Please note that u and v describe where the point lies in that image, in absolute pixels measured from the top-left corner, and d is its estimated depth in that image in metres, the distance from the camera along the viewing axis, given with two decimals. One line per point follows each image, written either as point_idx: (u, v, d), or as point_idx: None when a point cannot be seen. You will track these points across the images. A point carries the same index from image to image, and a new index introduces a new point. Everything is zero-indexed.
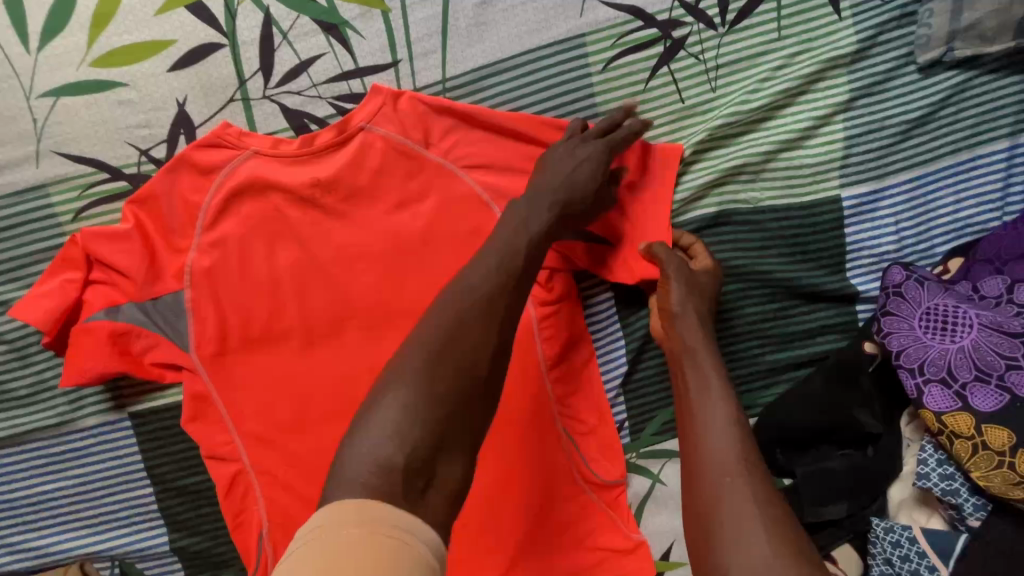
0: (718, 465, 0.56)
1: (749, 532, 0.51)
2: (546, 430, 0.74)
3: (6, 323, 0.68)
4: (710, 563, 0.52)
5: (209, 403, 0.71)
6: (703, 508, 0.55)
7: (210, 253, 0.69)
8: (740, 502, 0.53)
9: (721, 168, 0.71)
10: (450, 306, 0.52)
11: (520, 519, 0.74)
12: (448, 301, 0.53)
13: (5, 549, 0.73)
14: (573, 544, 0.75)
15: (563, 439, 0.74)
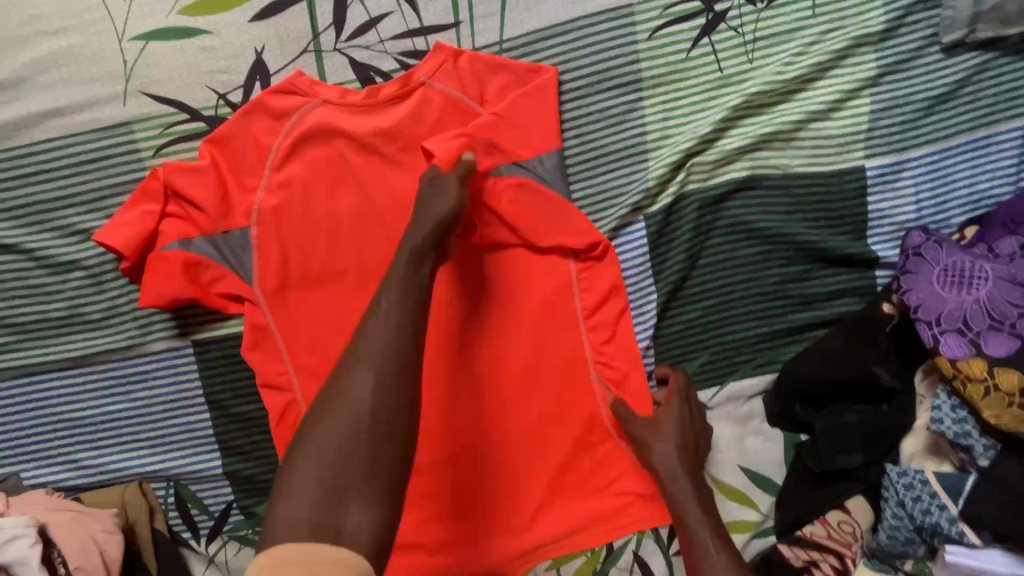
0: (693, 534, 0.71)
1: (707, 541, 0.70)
2: (574, 378, 0.80)
3: (85, 251, 0.73)
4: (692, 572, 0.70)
5: (267, 335, 0.76)
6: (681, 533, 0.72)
7: (277, 193, 0.74)
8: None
9: (754, 135, 0.76)
10: (361, 352, 0.57)
11: (537, 469, 0.80)
12: (362, 343, 0.57)
13: (67, 466, 0.78)
14: (594, 489, 0.81)
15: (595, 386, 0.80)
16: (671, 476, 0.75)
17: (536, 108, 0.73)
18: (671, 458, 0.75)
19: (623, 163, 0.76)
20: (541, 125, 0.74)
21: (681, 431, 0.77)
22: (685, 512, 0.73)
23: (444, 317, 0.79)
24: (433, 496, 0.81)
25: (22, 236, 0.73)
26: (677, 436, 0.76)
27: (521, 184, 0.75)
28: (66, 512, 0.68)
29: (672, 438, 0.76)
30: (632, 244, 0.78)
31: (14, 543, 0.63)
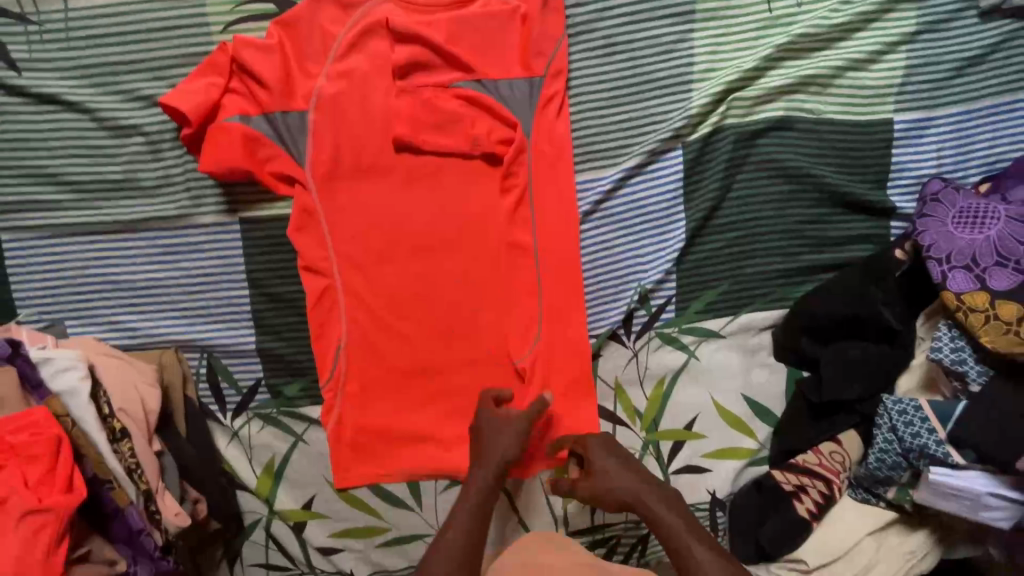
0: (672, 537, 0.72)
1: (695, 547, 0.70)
2: (572, 294, 0.84)
3: (146, 117, 0.76)
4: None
5: (314, 218, 0.80)
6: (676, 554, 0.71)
7: (337, 81, 0.77)
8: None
9: (795, 76, 0.80)
10: (458, 525, 0.72)
11: (514, 383, 0.86)
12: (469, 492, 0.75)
13: (107, 327, 0.80)
14: (580, 404, 0.87)
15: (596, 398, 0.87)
16: (647, 495, 0.77)
17: (548, 23, 0.78)
18: (627, 482, 0.78)
19: (668, 90, 0.80)
20: (537, 38, 0.78)
21: (625, 463, 0.80)
22: (656, 517, 0.75)
23: (423, 226, 0.81)
24: (423, 404, 0.86)
25: (86, 95, 0.75)
26: (626, 469, 0.79)
27: (500, 96, 0.79)
28: (113, 359, 0.72)
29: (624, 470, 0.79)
30: (667, 170, 0.82)
31: (67, 373, 0.66)
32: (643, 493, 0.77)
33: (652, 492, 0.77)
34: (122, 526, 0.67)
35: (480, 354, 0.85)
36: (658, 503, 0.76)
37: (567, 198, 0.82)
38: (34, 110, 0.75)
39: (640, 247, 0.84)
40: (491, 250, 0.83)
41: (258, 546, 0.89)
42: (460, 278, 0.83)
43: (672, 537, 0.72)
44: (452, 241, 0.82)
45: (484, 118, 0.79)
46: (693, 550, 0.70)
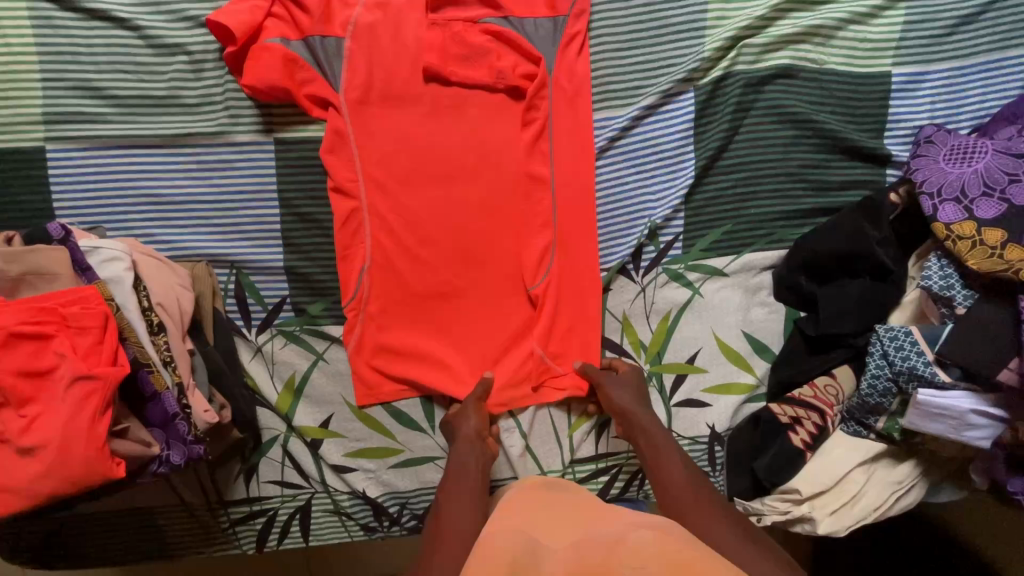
0: (659, 464, 0.81)
1: (674, 474, 0.79)
2: (584, 227, 0.89)
3: (191, 37, 0.80)
4: (668, 500, 0.77)
5: (345, 141, 0.84)
6: (660, 481, 0.79)
7: (374, 12, 0.82)
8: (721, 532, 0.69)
9: (801, 26, 0.85)
10: (458, 502, 0.76)
11: (524, 311, 0.90)
12: (459, 482, 0.79)
13: (143, 238, 0.85)
14: (587, 335, 0.91)
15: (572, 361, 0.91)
16: (642, 417, 0.86)
17: None
18: (632, 400, 0.87)
19: (682, 35, 0.85)
20: None
21: (640, 386, 0.90)
22: (649, 433, 0.85)
23: (446, 155, 0.86)
24: (437, 328, 0.90)
25: (137, 14, 0.80)
26: (637, 389, 0.89)
27: (525, 35, 0.84)
28: (149, 258, 0.76)
29: (632, 391, 0.88)
30: (678, 111, 0.87)
31: (113, 263, 0.69)
32: (641, 415, 0.86)
33: (647, 416, 0.86)
34: (157, 408, 0.70)
35: (493, 282, 0.89)
36: (650, 430, 0.85)
37: (584, 133, 0.87)
38: (85, 25, 0.80)
39: (651, 184, 0.89)
40: (509, 180, 0.87)
41: (274, 464, 0.92)
42: (478, 207, 0.87)
43: (656, 450, 0.83)
44: (473, 168, 0.86)
45: (508, 53, 0.84)
46: (669, 482, 0.78)
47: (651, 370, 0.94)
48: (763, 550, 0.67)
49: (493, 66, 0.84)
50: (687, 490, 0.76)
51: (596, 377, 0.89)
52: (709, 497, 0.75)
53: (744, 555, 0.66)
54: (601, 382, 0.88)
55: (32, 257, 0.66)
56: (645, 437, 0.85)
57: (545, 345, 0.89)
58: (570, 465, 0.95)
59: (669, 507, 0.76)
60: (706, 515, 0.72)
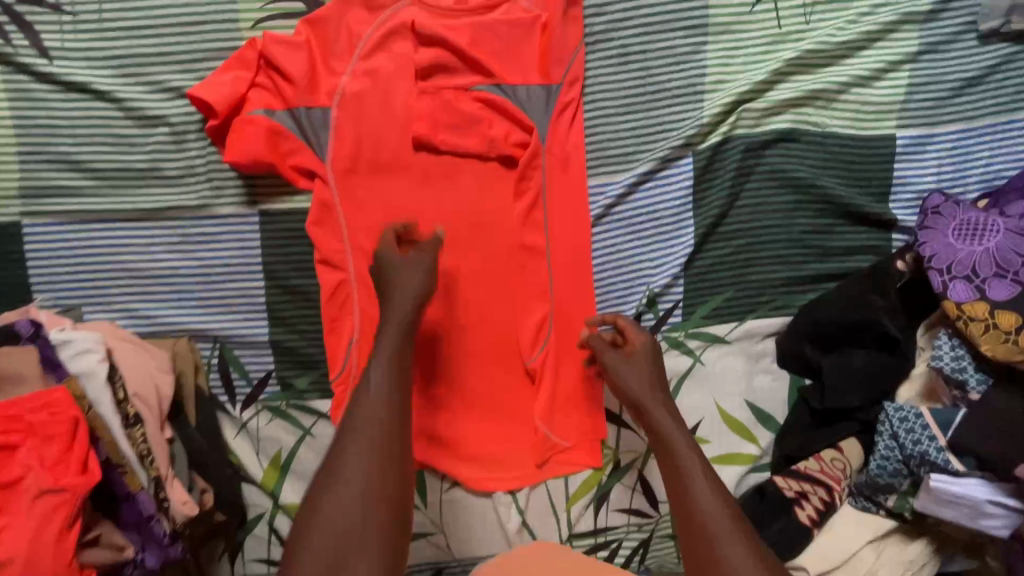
0: (674, 456, 0.72)
1: (690, 467, 0.70)
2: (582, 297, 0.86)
3: (172, 108, 0.78)
4: (677, 494, 0.69)
5: (332, 213, 0.81)
6: (671, 469, 0.71)
7: (361, 80, 0.79)
8: (732, 551, 0.63)
9: (802, 90, 0.82)
10: (349, 433, 0.66)
11: (519, 380, 0.87)
12: (351, 425, 0.67)
13: (123, 313, 0.82)
14: (585, 408, 0.88)
15: (566, 434, 0.88)
16: (653, 402, 0.77)
17: (566, 33, 0.81)
18: (642, 381, 0.79)
19: (680, 99, 0.83)
20: (556, 47, 0.81)
21: (653, 369, 0.81)
22: (659, 426, 0.75)
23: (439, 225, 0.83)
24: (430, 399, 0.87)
25: (115, 85, 0.77)
26: (650, 375, 0.80)
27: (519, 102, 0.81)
28: (127, 343, 0.72)
29: (643, 372, 0.80)
30: (677, 178, 0.84)
31: (86, 356, 0.66)
32: (656, 395, 0.78)
33: (662, 404, 0.77)
34: (132, 509, 0.67)
35: (487, 352, 0.87)
36: (660, 409, 0.77)
37: (579, 203, 0.84)
38: (62, 98, 0.77)
39: (649, 251, 0.86)
40: (504, 249, 0.84)
41: (260, 541, 0.88)
42: (472, 277, 0.85)
43: (666, 442, 0.73)
44: (465, 240, 0.84)
45: (501, 124, 0.81)
46: (688, 472, 0.70)
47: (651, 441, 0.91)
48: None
49: (484, 137, 0.81)
50: (703, 495, 0.67)
51: (601, 354, 0.82)
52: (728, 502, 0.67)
53: None
54: (608, 366, 0.81)
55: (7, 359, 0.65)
56: (649, 424, 0.76)
57: (544, 420, 0.87)
58: (568, 539, 0.91)
59: (679, 501, 0.68)
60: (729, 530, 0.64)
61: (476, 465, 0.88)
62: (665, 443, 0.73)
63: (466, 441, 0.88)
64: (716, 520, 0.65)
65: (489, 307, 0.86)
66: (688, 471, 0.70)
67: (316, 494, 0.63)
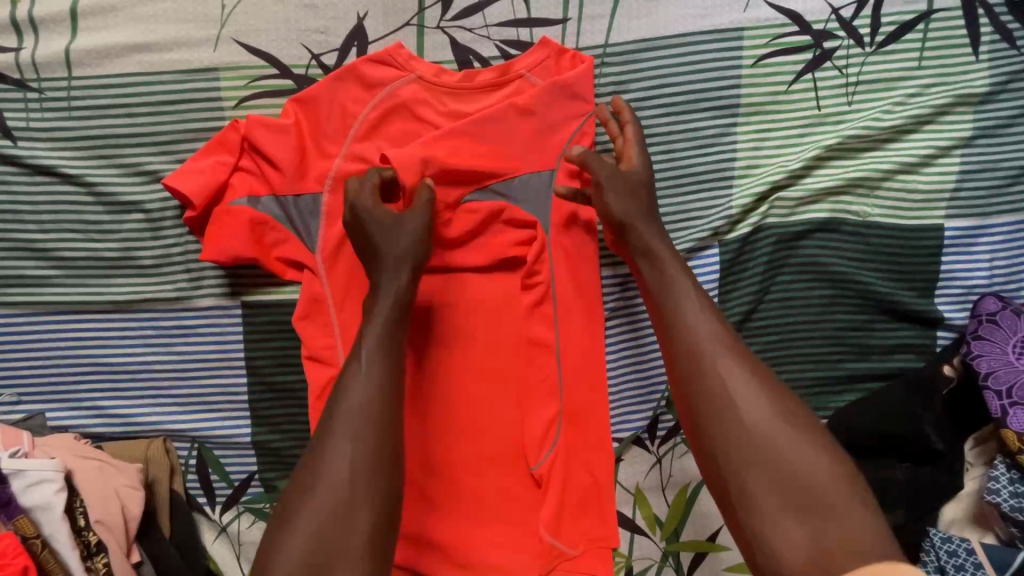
0: (685, 343, 0.57)
1: (706, 354, 0.56)
2: (594, 396, 0.78)
3: (148, 193, 0.71)
4: (703, 403, 0.54)
5: (323, 307, 0.73)
6: (683, 367, 0.56)
7: (355, 163, 0.71)
8: (773, 435, 0.52)
9: (842, 178, 0.75)
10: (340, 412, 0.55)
11: (520, 480, 0.80)
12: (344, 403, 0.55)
13: (94, 411, 0.75)
14: (594, 513, 0.80)
15: (571, 542, 0.80)
16: (646, 226, 0.65)
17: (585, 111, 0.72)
18: (637, 206, 0.66)
19: (706, 185, 0.75)
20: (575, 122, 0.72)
21: (648, 178, 0.67)
22: (673, 304, 0.59)
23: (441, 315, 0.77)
24: (426, 502, 0.80)
25: (85, 168, 0.70)
26: (643, 185, 0.67)
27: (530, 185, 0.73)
28: (91, 461, 0.66)
29: (637, 189, 0.67)
30: (701, 269, 0.77)
31: (40, 486, 0.59)
32: (645, 221, 0.66)
33: (653, 227, 0.65)
34: None
35: (489, 452, 0.79)
36: (652, 230, 0.65)
37: (592, 295, 0.77)
38: (27, 181, 0.70)
39: None
40: (510, 342, 0.77)
41: None
42: (475, 369, 0.78)
43: (669, 282, 0.60)
44: (460, 334, 0.77)
45: (494, 221, 0.74)
46: (713, 366, 0.55)
47: (667, 548, 0.83)
48: (822, 445, 0.52)
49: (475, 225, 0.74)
50: (735, 373, 0.54)
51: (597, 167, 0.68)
52: (765, 390, 0.54)
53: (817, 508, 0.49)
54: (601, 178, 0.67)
55: None
56: (646, 250, 0.64)
57: (551, 529, 0.79)
58: None
59: (708, 388, 0.54)
60: (782, 411, 0.53)
61: None
62: (672, 324, 0.58)
63: (463, 551, 0.80)
64: (740, 380, 0.54)
65: (492, 404, 0.78)
66: (699, 338, 0.57)
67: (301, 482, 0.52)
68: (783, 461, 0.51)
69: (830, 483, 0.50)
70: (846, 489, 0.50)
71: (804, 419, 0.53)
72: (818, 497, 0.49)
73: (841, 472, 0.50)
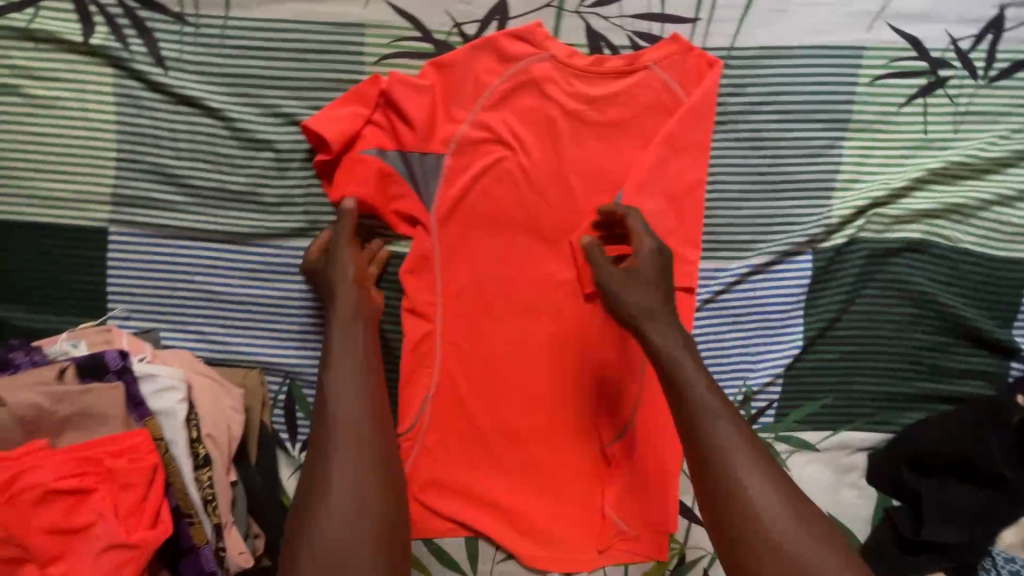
0: (696, 433, 0.61)
1: (721, 445, 0.60)
2: None
3: (281, 134, 0.74)
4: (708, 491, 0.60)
5: (429, 264, 0.77)
6: (699, 453, 0.61)
7: (480, 131, 0.75)
8: (774, 523, 0.56)
9: (939, 202, 0.78)
10: (327, 459, 0.62)
11: (587, 457, 0.83)
12: (326, 452, 0.62)
13: (197, 337, 0.78)
14: (657, 499, 0.83)
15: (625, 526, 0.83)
16: (660, 320, 0.68)
17: (709, 108, 0.75)
18: (654, 303, 0.69)
19: (808, 193, 0.78)
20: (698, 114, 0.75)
21: (660, 281, 0.71)
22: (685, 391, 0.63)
23: (540, 284, 0.79)
24: (494, 465, 0.83)
25: (226, 104, 0.73)
26: (657, 286, 0.70)
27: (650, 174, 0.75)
28: (206, 379, 0.67)
29: (657, 291, 0.70)
30: (793, 273, 0.79)
31: (166, 394, 0.63)
32: (649, 300, 0.70)
33: (666, 317, 0.69)
34: (193, 564, 0.63)
35: (561, 426, 0.82)
36: (668, 326, 0.68)
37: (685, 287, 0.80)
38: (170, 110, 0.74)
39: (751, 344, 0.81)
40: (599, 321, 0.80)
41: None
42: (563, 343, 0.80)
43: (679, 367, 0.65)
44: (549, 319, 0.80)
45: (606, 199, 0.77)
46: (720, 456, 0.60)
47: None
48: (815, 530, 0.57)
49: (587, 202, 0.77)
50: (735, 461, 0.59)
51: (598, 271, 0.72)
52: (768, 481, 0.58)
53: None
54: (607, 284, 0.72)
55: (86, 398, 0.58)
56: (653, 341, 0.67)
57: (613, 503, 0.83)
58: None
59: (709, 479, 0.59)
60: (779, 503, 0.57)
61: (532, 542, 0.83)
62: (683, 402, 0.63)
63: (524, 515, 0.83)
64: (749, 472, 0.59)
65: (572, 378, 0.81)
66: (709, 419, 0.61)
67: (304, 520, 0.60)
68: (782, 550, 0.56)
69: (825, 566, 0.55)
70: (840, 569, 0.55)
71: (802, 509, 0.58)
72: None
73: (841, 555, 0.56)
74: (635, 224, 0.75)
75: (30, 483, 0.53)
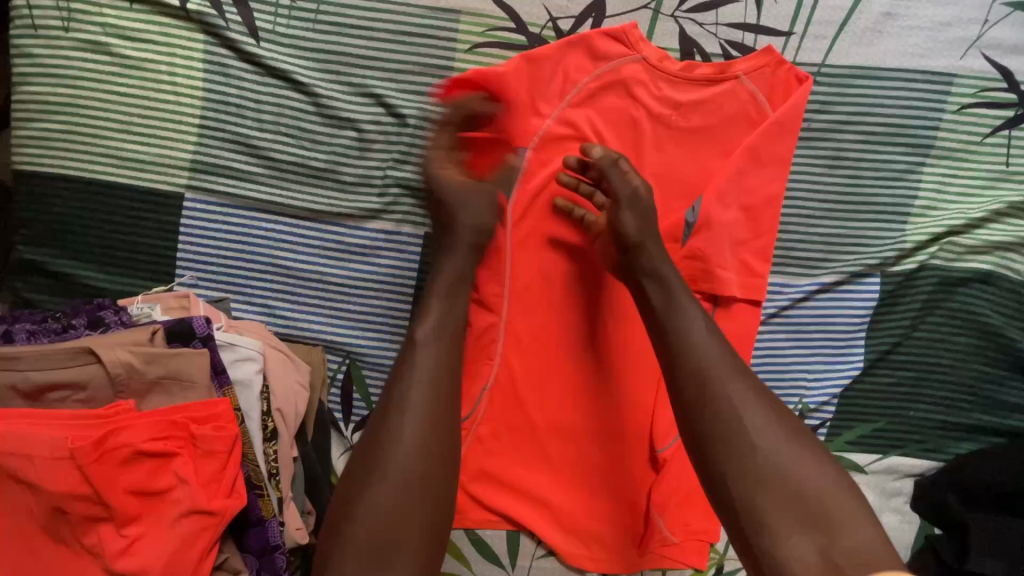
0: (686, 367, 0.58)
1: (709, 373, 0.57)
2: None
3: (366, 113, 0.74)
4: (701, 427, 0.56)
5: (498, 256, 0.77)
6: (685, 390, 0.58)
7: (564, 127, 0.75)
8: (773, 448, 0.53)
9: (1014, 235, 0.78)
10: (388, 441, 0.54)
11: (634, 461, 0.82)
12: (395, 433, 0.54)
13: (262, 310, 0.78)
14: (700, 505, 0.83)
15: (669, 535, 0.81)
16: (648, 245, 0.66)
17: (797, 121, 0.74)
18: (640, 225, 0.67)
19: (884, 216, 0.78)
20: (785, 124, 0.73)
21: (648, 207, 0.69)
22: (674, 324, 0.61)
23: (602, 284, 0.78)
24: (540, 460, 0.82)
25: (314, 79, 0.73)
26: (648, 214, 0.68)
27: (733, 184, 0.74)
28: (276, 353, 0.68)
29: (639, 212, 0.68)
30: (860, 293, 0.79)
31: (244, 363, 0.65)
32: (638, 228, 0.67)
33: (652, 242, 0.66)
34: (259, 537, 0.62)
35: (611, 427, 0.81)
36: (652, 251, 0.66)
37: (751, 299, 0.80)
38: (258, 80, 0.74)
39: (811, 361, 0.81)
40: None
41: None
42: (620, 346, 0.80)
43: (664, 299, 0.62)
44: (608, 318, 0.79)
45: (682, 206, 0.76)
46: (711, 386, 0.56)
47: None
48: (808, 448, 0.54)
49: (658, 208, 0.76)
50: (726, 387, 0.56)
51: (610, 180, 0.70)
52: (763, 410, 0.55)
53: (812, 516, 0.50)
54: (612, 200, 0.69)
55: (176, 361, 0.58)
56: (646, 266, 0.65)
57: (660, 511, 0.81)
58: None
59: (703, 416, 0.56)
60: (775, 432, 0.54)
61: (572, 539, 0.83)
62: (669, 339, 0.60)
63: (568, 513, 0.83)
64: (740, 398, 0.56)
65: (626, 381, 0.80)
66: (699, 352, 0.58)
67: (347, 505, 0.53)
68: (786, 475, 0.52)
69: (828, 487, 0.52)
70: (837, 489, 0.52)
71: (799, 433, 0.55)
72: (820, 508, 0.51)
73: (844, 490, 0.52)
74: (711, 234, 0.73)
75: (121, 441, 0.53)
